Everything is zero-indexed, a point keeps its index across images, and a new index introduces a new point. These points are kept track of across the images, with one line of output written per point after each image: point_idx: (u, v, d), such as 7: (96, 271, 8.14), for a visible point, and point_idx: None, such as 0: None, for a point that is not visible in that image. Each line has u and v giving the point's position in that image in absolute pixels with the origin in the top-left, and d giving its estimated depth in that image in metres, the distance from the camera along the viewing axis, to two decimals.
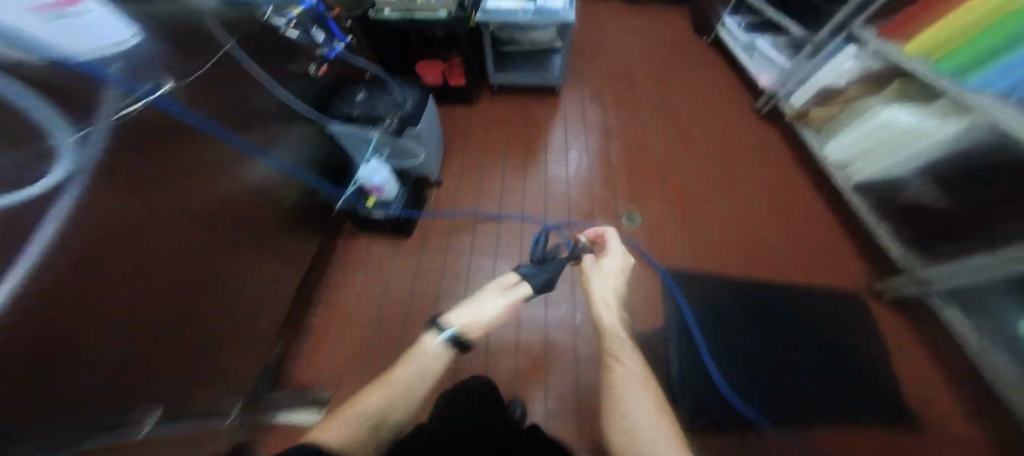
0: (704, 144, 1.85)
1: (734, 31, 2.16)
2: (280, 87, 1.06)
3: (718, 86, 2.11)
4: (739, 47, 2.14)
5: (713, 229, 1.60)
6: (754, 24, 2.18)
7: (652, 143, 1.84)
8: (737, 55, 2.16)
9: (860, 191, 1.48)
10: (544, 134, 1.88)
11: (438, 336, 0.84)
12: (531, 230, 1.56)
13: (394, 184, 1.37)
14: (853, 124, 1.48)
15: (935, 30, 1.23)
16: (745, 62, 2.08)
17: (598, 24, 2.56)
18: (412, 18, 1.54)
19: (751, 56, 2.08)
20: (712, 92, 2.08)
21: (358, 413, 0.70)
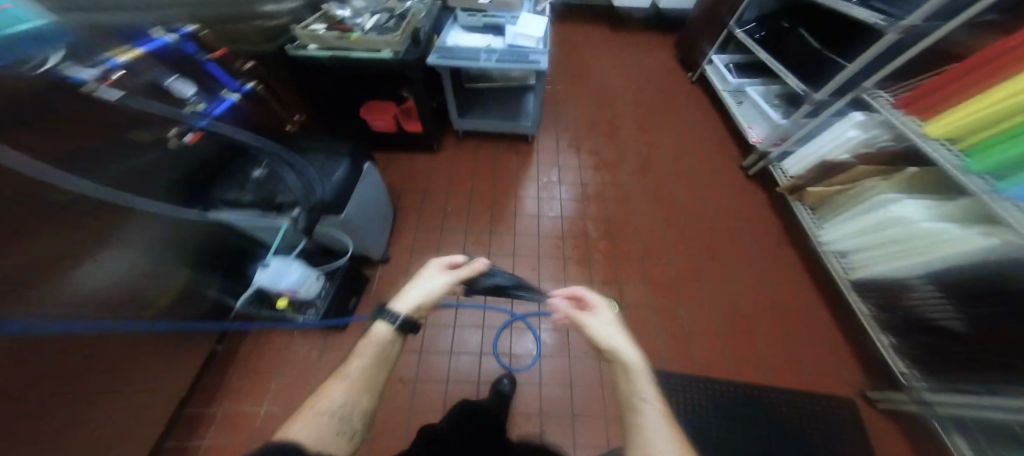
0: (690, 209, 1.65)
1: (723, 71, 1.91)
2: (94, 175, 0.71)
3: (705, 135, 1.91)
4: (728, 92, 1.91)
5: (699, 317, 1.41)
6: (743, 66, 1.95)
7: (635, 208, 1.63)
8: (724, 101, 1.93)
9: (861, 288, 1.30)
10: (515, 196, 1.63)
11: (386, 323, 0.65)
12: (493, 322, 1.44)
13: (312, 277, 1.12)
14: (855, 210, 1.29)
15: (977, 104, 0.98)
16: (733, 111, 1.85)
17: (576, 53, 2.30)
18: (345, 57, 1.22)
19: (740, 104, 1.86)
20: (699, 143, 1.88)
21: (315, 416, 0.56)
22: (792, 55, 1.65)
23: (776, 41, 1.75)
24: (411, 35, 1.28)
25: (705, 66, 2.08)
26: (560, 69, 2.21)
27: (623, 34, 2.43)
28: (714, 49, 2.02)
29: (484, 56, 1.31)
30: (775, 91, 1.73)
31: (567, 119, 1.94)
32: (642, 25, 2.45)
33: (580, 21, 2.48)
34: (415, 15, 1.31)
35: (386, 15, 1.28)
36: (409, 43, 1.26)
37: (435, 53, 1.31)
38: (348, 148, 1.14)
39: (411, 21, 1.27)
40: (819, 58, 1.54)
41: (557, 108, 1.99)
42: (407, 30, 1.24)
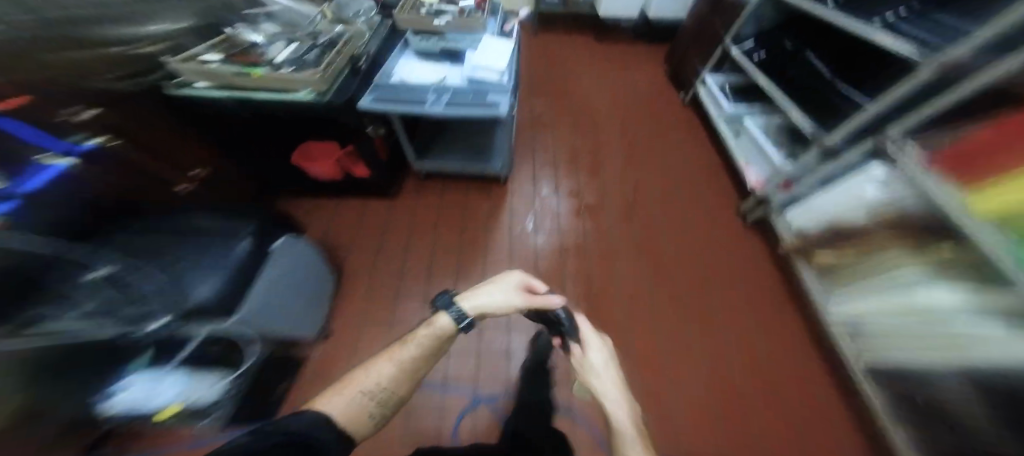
0: (680, 263, 1.43)
1: (719, 96, 1.64)
2: None
3: (698, 169, 1.70)
4: (723, 120, 1.66)
5: (687, 412, 1.14)
6: (741, 88, 1.70)
7: (618, 262, 1.41)
8: (719, 129, 1.68)
9: (878, 373, 1.08)
10: (481, 248, 1.41)
11: (449, 318, 0.71)
12: (454, 404, 1.23)
13: (207, 380, 0.90)
14: (877, 285, 1.07)
15: None
16: (731, 143, 1.60)
17: (555, 66, 2.05)
18: (248, 99, 0.95)
19: (738, 135, 1.60)
20: (692, 179, 1.67)
21: (359, 389, 0.63)
22: (799, 80, 1.35)
23: (779, 62, 1.47)
24: (343, 69, 1.04)
25: (699, 85, 1.82)
26: (537, 86, 1.96)
27: (609, 46, 2.18)
28: (707, 67, 1.76)
29: (433, 96, 1.05)
30: (779, 121, 1.49)
31: (543, 148, 1.70)
32: (627, 35, 2.22)
33: (561, 30, 2.22)
34: (351, 45, 1.08)
35: (311, 43, 1.03)
36: (339, 78, 1.02)
37: (371, 92, 1.03)
38: (253, 226, 0.89)
39: (344, 53, 1.04)
40: (832, 88, 1.25)
41: (533, 133, 1.76)
42: (333, 66, 0.98)
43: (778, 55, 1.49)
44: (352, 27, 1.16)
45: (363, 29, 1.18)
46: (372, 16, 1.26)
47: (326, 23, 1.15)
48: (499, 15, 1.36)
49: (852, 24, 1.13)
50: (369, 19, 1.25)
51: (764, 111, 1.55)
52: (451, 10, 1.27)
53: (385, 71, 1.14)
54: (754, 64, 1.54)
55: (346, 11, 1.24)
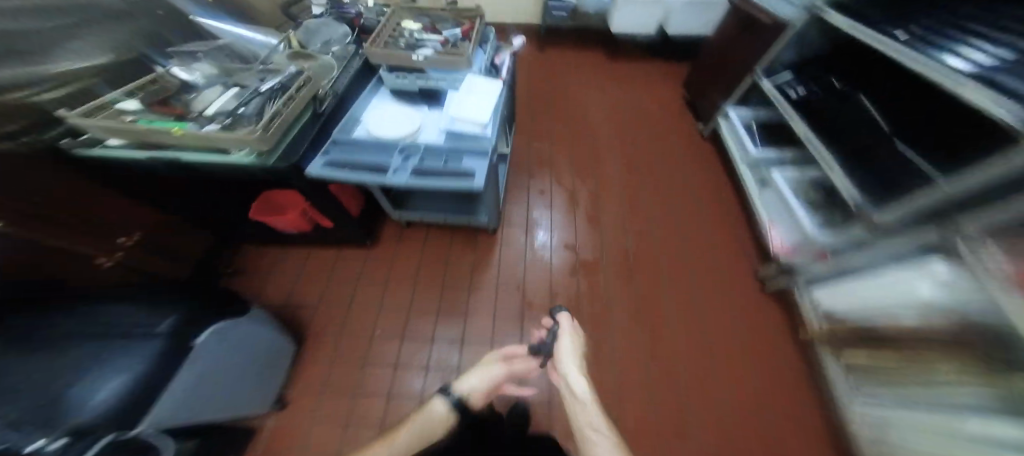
0: (685, 333, 1.24)
1: (744, 137, 1.42)
2: None
3: (716, 217, 1.49)
4: (747, 166, 1.44)
5: (709, 440, 1.05)
6: (771, 127, 1.46)
7: (615, 334, 1.22)
8: (742, 174, 1.46)
9: None
10: (462, 309, 1.23)
11: (442, 401, 0.84)
12: None
13: None
14: (919, 395, 0.86)
15: None
16: (753, 194, 1.39)
17: (561, 87, 1.85)
18: (175, 159, 0.79)
19: (763, 186, 1.39)
20: (709, 228, 1.46)
21: None
22: (844, 130, 1.11)
23: (820, 103, 1.23)
24: (296, 118, 0.85)
25: (721, 120, 1.59)
26: (540, 109, 1.77)
27: (622, 64, 1.95)
28: (731, 100, 1.53)
29: (399, 159, 0.89)
30: (815, 174, 1.27)
31: (542, 185, 1.51)
32: (644, 53, 2.00)
33: (569, 46, 2.01)
34: (311, 86, 0.89)
35: (256, 88, 0.85)
36: (288, 131, 0.84)
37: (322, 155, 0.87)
38: (172, 320, 0.76)
39: (300, 98, 0.85)
40: (887, 147, 1.01)
41: (532, 166, 1.57)
42: (280, 117, 0.80)
43: (818, 95, 1.26)
44: (315, 62, 0.98)
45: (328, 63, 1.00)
46: (341, 47, 1.10)
47: (285, 58, 0.98)
48: (490, 45, 1.17)
49: (913, 59, 0.84)
50: (338, 51, 1.08)
51: (797, 161, 1.33)
52: (434, 43, 1.10)
53: (348, 121, 0.97)
54: (788, 102, 1.29)
55: (312, 41, 1.08)
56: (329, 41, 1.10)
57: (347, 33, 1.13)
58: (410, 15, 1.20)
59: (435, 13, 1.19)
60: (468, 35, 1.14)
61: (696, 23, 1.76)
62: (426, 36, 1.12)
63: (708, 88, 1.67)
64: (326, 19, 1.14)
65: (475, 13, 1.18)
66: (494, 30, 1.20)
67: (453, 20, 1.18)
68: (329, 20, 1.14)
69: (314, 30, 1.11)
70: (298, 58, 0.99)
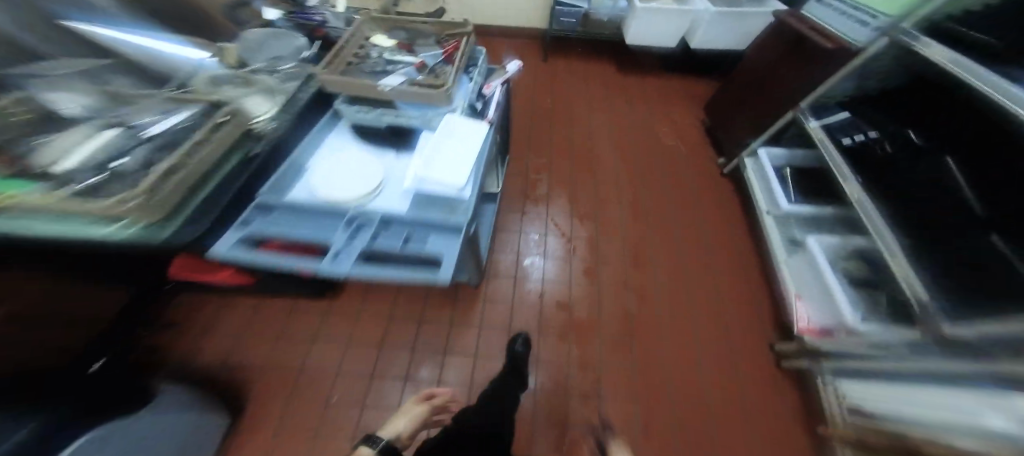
0: (688, 412, 1.07)
1: (775, 185, 1.22)
2: None
3: (732, 273, 1.31)
4: (774, 221, 1.26)
5: None
6: (806, 176, 1.26)
7: (610, 412, 1.05)
8: (766, 228, 1.28)
9: None
10: (437, 374, 1.05)
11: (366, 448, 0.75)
12: None
13: None
14: None
15: None
16: (777, 256, 1.22)
17: (564, 103, 1.63)
18: (7, 229, 0.54)
19: (790, 247, 1.21)
20: (720, 286, 1.28)
21: None
22: (906, 204, 0.91)
23: (881, 158, 1.01)
24: (207, 168, 0.67)
25: (747, 159, 1.38)
26: (539, 128, 1.55)
27: (636, 80, 1.73)
28: (761, 138, 1.32)
29: (344, 237, 0.69)
30: (853, 243, 1.10)
31: (533, 223, 1.32)
32: (659, 69, 1.77)
33: (575, 58, 1.79)
34: (234, 125, 0.71)
35: (151, 129, 0.66)
36: (193, 185, 0.66)
37: (239, 227, 0.66)
38: (25, 432, 0.56)
39: (215, 143, 0.68)
40: (970, 229, 0.81)
41: (524, 199, 1.37)
42: (180, 173, 0.62)
43: (874, 149, 1.04)
44: (245, 91, 0.80)
45: (267, 90, 0.81)
46: (291, 67, 0.88)
47: (207, 83, 0.78)
48: (477, 71, 0.97)
49: None
50: (286, 72, 0.86)
51: (827, 227, 1.16)
52: (408, 69, 0.90)
53: (287, 173, 0.76)
54: (837, 149, 1.09)
55: (253, 57, 0.87)
56: (277, 59, 0.88)
57: (303, 50, 0.91)
58: (384, 29, 0.99)
59: (414, 27, 0.99)
60: (452, 58, 0.93)
61: (724, 39, 1.53)
62: (400, 58, 0.92)
63: (733, 117, 1.45)
64: (281, 31, 0.93)
65: (462, 30, 0.97)
66: (485, 53, 1.00)
67: (435, 36, 0.98)
68: (284, 31, 0.93)
69: (260, 45, 0.89)
70: (223, 85, 0.79)
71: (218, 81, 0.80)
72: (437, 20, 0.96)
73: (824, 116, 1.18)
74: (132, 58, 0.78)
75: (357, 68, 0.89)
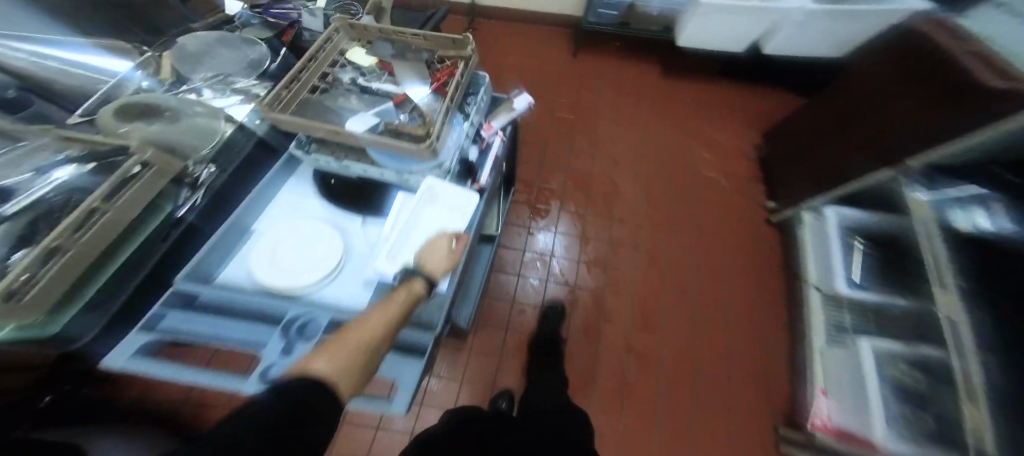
0: None
1: (835, 263, 1.01)
2: None
3: (761, 346, 1.11)
4: (822, 300, 1.06)
5: None
6: (878, 253, 1.02)
7: None
8: (808, 304, 1.09)
9: None
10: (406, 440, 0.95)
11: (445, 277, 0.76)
12: None
13: None
14: None
15: None
16: (814, 342, 1.03)
17: (591, 111, 1.38)
18: None
19: (835, 335, 1.00)
20: (737, 360, 1.08)
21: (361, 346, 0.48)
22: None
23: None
24: (102, 243, 0.55)
25: (806, 214, 1.12)
26: (560, 141, 1.32)
27: (684, 88, 1.44)
28: (829, 195, 1.05)
29: (278, 348, 0.55)
30: (921, 356, 0.88)
31: (536, 266, 1.15)
32: (716, 75, 1.47)
33: (615, 54, 1.51)
34: (147, 183, 0.58)
35: (16, 199, 0.50)
36: (78, 268, 0.53)
37: (145, 329, 0.55)
38: None
39: (121, 208, 0.55)
40: None
41: (529, 232, 1.18)
42: (64, 255, 0.49)
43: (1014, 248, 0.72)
44: (172, 127, 0.64)
45: (199, 129, 0.67)
46: (242, 83, 0.74)
47: (118, 113, 0.62)
48: (477, 106, 0.77)
49: None
50: (235, 89, 0.73)
51: (874, 330, 0.96)
52: (386, 105, 0.70)
53: (216, 247, 0.62)
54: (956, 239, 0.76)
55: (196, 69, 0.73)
56: (227, 71, 0.74)
57: (262, 56, 0.77)
58: (365, 38, 0.78)
59: (403, 39, 0.77)
60: (445, 91, 0.73)
61: (807, 44, 1.20)
62: (378, 87, 0.72)
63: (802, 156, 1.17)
64: (227, 35, 0.78)
65: (462, 49, 0.75)
66: (490, 79, 0.78)
67: (429, 54, 0.77)
68: (231, 35, 0.78)
69: (202, 54, 0.75)
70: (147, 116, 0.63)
71: (137, 111, 0.64)
72: (430, 34, 0.74)
73: (941, 186, 0.86)
74: (27, 72, 0.65)
75: (321, 98, 0.70)
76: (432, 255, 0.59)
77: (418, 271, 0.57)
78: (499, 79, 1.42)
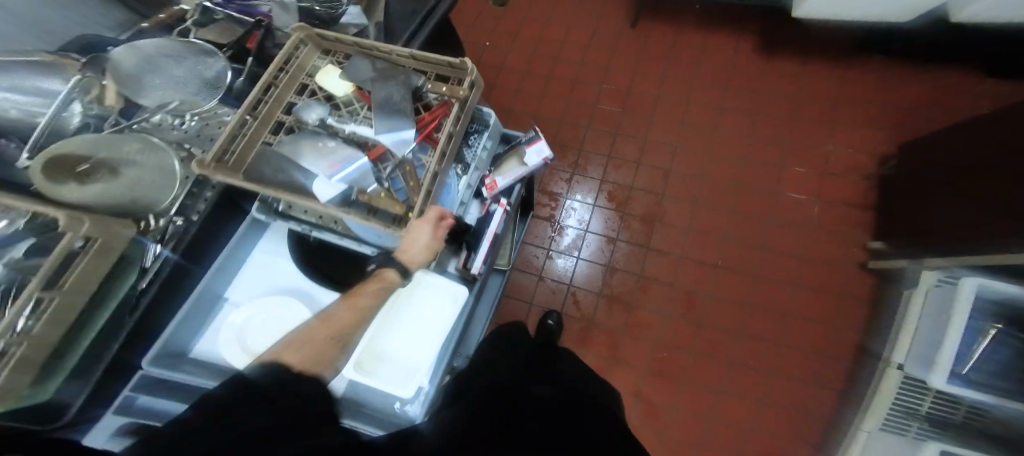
0: None
1: (946, 349, 0.68)
2: None
3: (814, 424, 0.85)
4: (901, 383, 0.76)
5: None
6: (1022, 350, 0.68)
7: None
8: (877, 382, 0.81)
9: None
10: None
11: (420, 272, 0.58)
12: None
13: None
14: None
15: None
16: (862, 419, 0.78)
17: (643, 102, 1.11)
18: None
19: (897, 421, 0.75)
20: (756, 426, 0.85)
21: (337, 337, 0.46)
22: None
23: None
24: (54, 334, 0.51)
25: (932, 276, 0.77)
26: (599, 143, 1.08)
27: (776, 70, 1.09)
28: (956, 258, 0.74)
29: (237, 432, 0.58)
30: None
31: (549, 296, 0.99)
32: (832, 51, 1.08)
33: (683, 23, 1.18)
34: (94, 259, 0.54)
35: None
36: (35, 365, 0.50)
37: (118, 412, 0.59)
38: None
39: (69, 291, 0.51)
40: None
41: (548, 255, 1.02)
42: (14, 355, 0.46)
43: None
44: (115, 182, 0.57)
45: (161, 172, 0.62)
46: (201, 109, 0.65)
47: (49, 172, 0.54)
48: (481, 147, 0.60)
49: None
50: (197, 118, 0.66)
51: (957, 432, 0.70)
52: (361, 162, 0.54)
53: (189, 319, 0.61)
54: None
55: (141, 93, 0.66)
56: (178, 92, 0.66)
57: (220, 69, 0.67)
58: (340, 51, 0.61)
59: (388, 56, 0.58)
60: (436, 140, 0.56)
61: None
62: (352, 131, 0.57)
63: (926, 190, 0.82)
64: (167, 43, 0.68)
65: (462, 75, 0.55)
66: (498, 116, 0.59)
67: (419, 76, 0.57)
68: (171, 43, 0.68)
69: (145, 71, 0.66)
70: (83, 173, 0.56)
71: (67, 168, 0.55)
72: (419, 53, 0.54)
73: None
74: None
75: (295, 141, 0.57)
76: (410, 239, 0.51)
77: (394, 257, 0.52)
78: (532, 64, 1.19)
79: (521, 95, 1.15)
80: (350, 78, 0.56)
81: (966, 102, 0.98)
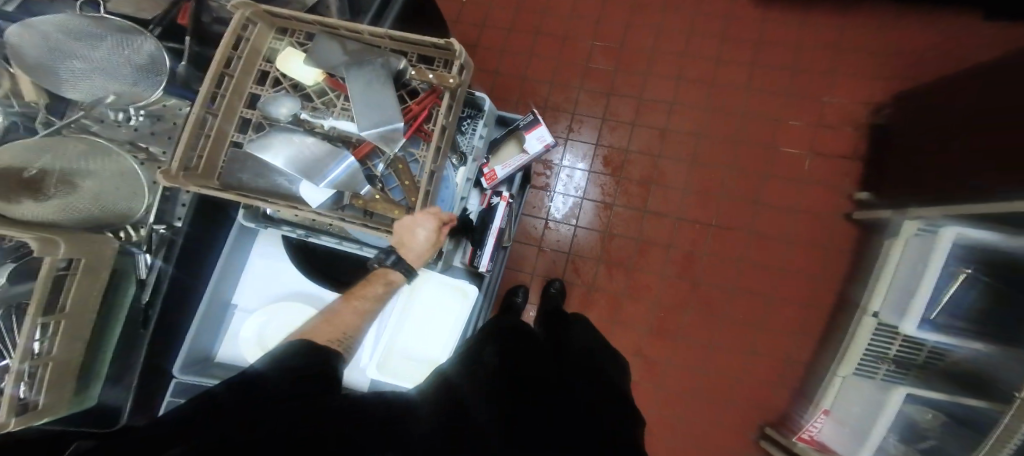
0: None
1: (917, 296, 0.70)
2: None
3: (798, 365, 0.93)
4: (874, 330, 0.80)
5: None
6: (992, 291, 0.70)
7: None
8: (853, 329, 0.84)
9: None
10: None
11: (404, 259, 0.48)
12: None
13: None
14: None
15: None
16: (839, 366, 0.83)
17: (640, 58, 1.03)
18: None
19: (869, 364, 0.79)
20: (741, 369, 0.95)
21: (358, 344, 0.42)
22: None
23: None
24: (75, 352, 0.52)
25: (913, 225, 0.79)
26: (593, 105, 1.02)
27: (774, 14, 1.02)
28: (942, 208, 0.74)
29: None
30: (962, 409, 0.67)
31: (550, 265, 1.00)
32: None
33: None
34: (86, 280, 0.50)
35: None
36: (69, 381, 0.52)
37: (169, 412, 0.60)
38: None
39: (77, 312, 0.50)
40: None
41: (547, 224, 1.01)
42: (44, 373, 0.48)
43: None
44: (77, 196, 0.50)
45: (122, 178, 0.55)
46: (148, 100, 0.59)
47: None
48: (479, 133, 0.60)
49: None
50: (144, 113, 0.63)
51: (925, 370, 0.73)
52: (348, 161, 0.49)
53: (203, 328, 0.61)
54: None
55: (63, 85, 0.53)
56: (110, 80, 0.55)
57: (154, 50, 0.56)
58: (298, 30, 0.54)
59: (359, 35, 0.51)
60: (427, 133, 0.52)
61: None
62: (331, 125, 0.51)
63: None
64: (61, 15, 0.51)
65: (449, 56, 0.50)
66: (493, 101, 0.61)
67: (399, 59, 0.51)
68: (65, 14, 0.51)
69: (58, 61, 0.53)
70: (35, 178, 0.47)
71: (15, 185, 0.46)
72: (396, 31, 0.48)
73: None
74: None
75: (271, 131, 0.50)
76: (410, 232, 0.46)
77: (395, 253, 0.47)
78: (519, 21, 1.08)
79: (509, 57, 1.06)
80: (317, 64, 0.50)
81: (971, 46, 0.94)
